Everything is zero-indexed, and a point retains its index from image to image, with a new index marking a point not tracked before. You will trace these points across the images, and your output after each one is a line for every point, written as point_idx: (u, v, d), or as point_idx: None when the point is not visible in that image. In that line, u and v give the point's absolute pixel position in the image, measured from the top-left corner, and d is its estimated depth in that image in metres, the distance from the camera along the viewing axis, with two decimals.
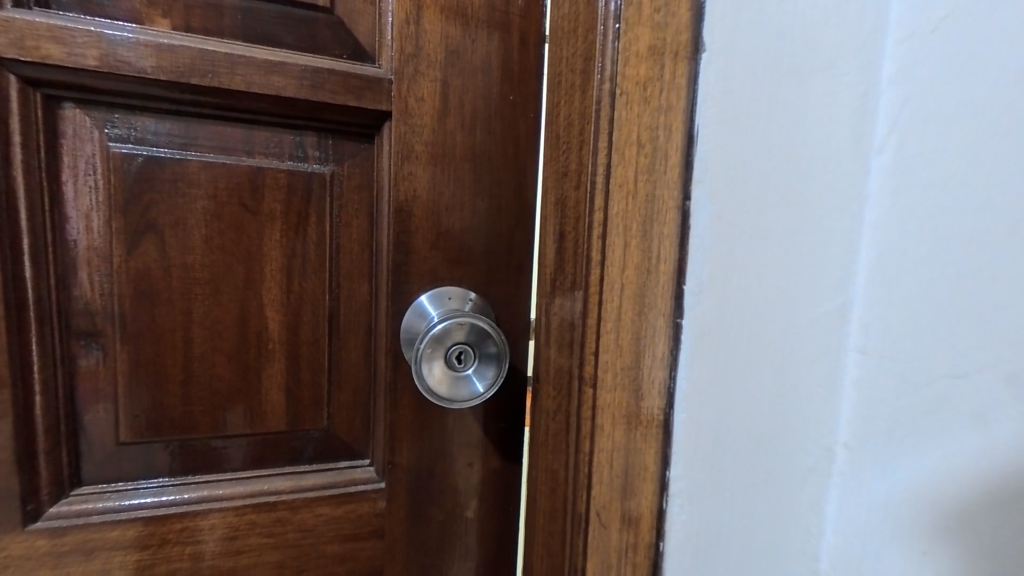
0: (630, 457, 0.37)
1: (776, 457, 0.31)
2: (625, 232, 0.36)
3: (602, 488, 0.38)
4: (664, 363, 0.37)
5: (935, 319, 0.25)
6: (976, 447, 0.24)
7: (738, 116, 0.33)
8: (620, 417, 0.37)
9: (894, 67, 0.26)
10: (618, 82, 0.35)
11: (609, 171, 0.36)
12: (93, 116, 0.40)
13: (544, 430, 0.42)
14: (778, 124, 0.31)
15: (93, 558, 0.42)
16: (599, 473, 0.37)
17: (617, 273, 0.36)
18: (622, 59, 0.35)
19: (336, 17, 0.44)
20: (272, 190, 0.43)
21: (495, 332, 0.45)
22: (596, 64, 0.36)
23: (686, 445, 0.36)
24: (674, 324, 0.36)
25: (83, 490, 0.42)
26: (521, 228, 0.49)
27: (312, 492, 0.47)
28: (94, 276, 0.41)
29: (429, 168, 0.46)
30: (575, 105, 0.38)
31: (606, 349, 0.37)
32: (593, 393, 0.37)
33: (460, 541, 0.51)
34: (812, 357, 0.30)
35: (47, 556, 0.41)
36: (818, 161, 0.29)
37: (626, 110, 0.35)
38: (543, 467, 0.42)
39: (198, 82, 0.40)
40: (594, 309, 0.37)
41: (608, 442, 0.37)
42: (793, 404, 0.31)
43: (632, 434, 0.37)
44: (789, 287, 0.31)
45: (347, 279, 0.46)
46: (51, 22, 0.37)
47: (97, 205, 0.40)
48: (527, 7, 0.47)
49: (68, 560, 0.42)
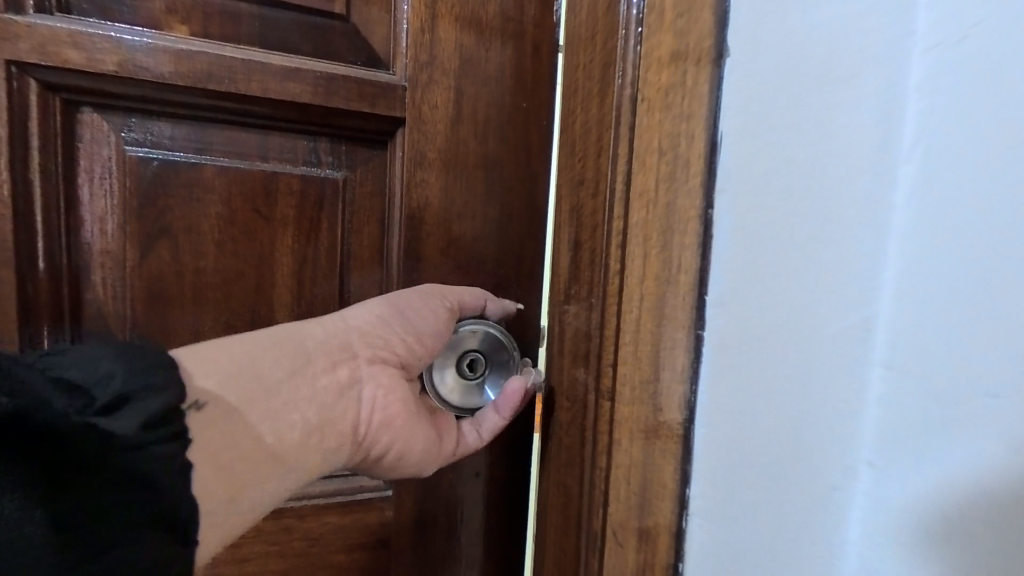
0: (648, 474, 0.35)
1: (794, 481, 0.29)
2: (646, 241, 0.35)
3: (618, 505, 0.36)
4: (683, 377, 0.34)
5: (949, 335, 0.23)
6: (980, 466, 0.22)
7: (755, 120, 0.30)
8: (638, 431, 0.35)
9: (920, 72, 0.24)
10: (638, 88, 0.35)
11: (629, 180, 0.35)
12: (111, 121, 0.40)
13: (557, 441, 0.42)
14: (799, 122, 0.28)
15: (388, 417, 0.40)
16: (616, 488, 0.37)
17: (636, 283, 0.35)
18: (644, 65, 0.35)
19: (352, 25, 0.44)
20: (285, 195, 0.43)
21: (508, 341, 0.42)
22: (616, 70, 0.36)
23: (704, 465, 0.33)
24: (696, 336, 0.34)
25: (328, 329, 0.39)
26: (532, 236, 0.48)
27: (318, 500, 0.46)
28: (106, 279, 0.41)
29: (441, 175, 0.46)
30: (592, 112, 0.39)
31: (624, 362, 0.36)
32: (611, 407, 0.37)
33: (467, 554, 0.49)
34: (834, 376, 0.27)
35: (347, 392, 0.39)
36: (839, 166, 0.27)
37: (647, 117, 0.34)
38: (554, 481, 0.42)
39: (215, 87, 0.40)
40: (611, 319, 0.37)
41: (626, 457, 0.36)
42: (810, 419, 0.28)
43: (650, 448, 0.35)
44: (796, 302, 0.29)
45: (357, 284, 0.46)
46: (71, 27, 0.37)
47: (112, 208, 0.40)
48: (541, 16, 0.47)
49: (369, 415, 0.39)
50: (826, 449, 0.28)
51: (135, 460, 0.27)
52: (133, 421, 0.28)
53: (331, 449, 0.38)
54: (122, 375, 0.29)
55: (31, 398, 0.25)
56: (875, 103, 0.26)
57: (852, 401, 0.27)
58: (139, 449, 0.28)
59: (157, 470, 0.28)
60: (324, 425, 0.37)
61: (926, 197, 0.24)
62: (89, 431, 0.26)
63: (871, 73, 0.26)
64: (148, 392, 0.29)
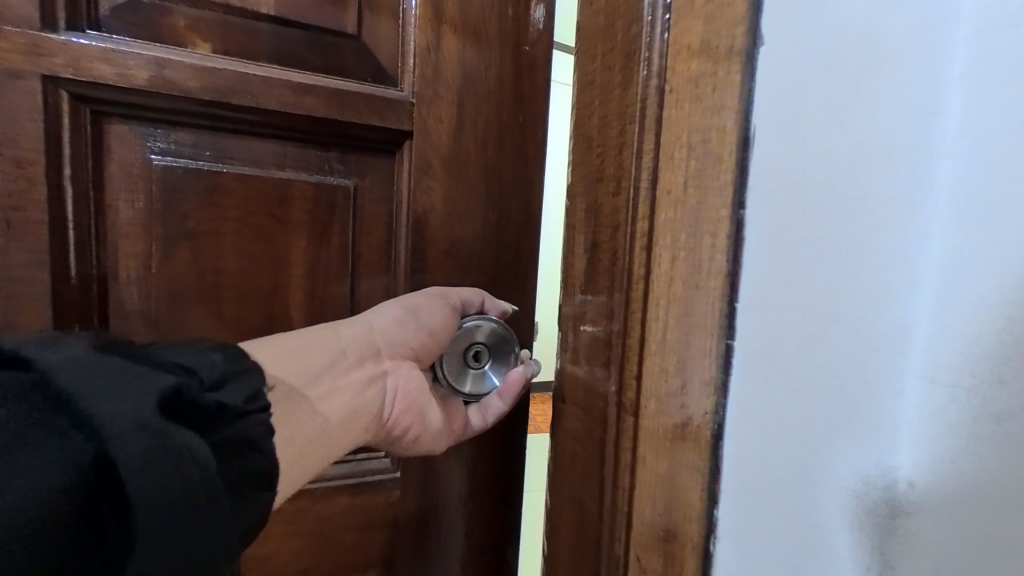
0: (673, 489, 0.32)
1: (823, 482, 0.30)
2: (673, 243, 0.31)
3: (642, 528, 0.32)
4: (712, 390, 0.30)
5: (972, 344, 0.26)
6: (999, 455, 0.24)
7: (785, 121, 0.28)
8: (663, 447, 0.32)
9: (967, 68, 0.26)
10: (665, 79, 0.30)
11: (655, 177, 0.31)
12: (138, 132, 0.43)
13: (571, 455, 0.38)
14: (842, 120, 0.28)
15: (408, 405, 0.43)
16: (640, 509, 0.32)
17: (663, 288, 0.31)
18: (672, 54, 0.30)
19: (362, 43, 0.48)
20: (300, 201, 0.47)
21: (510, 336, 0.45)
22: (641, 59, 0.32)
23: (733, 481, 0.31)
24: (725, 345, 0.30)
25: (362, 326, 0.43)
26: (527, 238, 0.53)
27: (332, 482, 0.50)
28: (131, 278, 0.43)
29: (445, 182, 0.50)
30: (613, 104, 0.34)
31: (649, 373, 0.32)
32: (635, 423, 0.32)
33: (467, 528, 0.54)
34: (873, 370, 0.29)
35: (372, 384, 0.42)
36: (881, 165, 0.28)
37: (674, 110, 0.30)
38: (567, 497, 0.38)
39: (237, 101, 0.44)
40: (636, 327, 0.32)
41: (651, 474, 0.32)
42: (847, 416, 0.29)
43: (676, 462, 0.31)
44: (826, 313, 0.29)
45: (366, 282, 0.50)
46: (102, 44, 0.40)
47: (138, 213, 0.43)
48: (536, 37, 0.51)
49: (392, 404, 0.43)
50: (863, 441, 0.29)
51: (239, 425, 0.29)
52: (237, 393, 0.30)
53: (361, 434, 0.41)
54: (219, 361, 0.30)
55: (160, 373, 0.26)
56: (912, 108, 0.27)
57: (891, 391, 0.29)
58: (248, 415, 0.30)
59: (261, 430, 0.30)
60: (357, 409, 0.41)
61: (960, 197, 0.26)
62: (211, 404, 0.27)
63: (905, 78, 0.27)
64: (238, 376, 0.31)
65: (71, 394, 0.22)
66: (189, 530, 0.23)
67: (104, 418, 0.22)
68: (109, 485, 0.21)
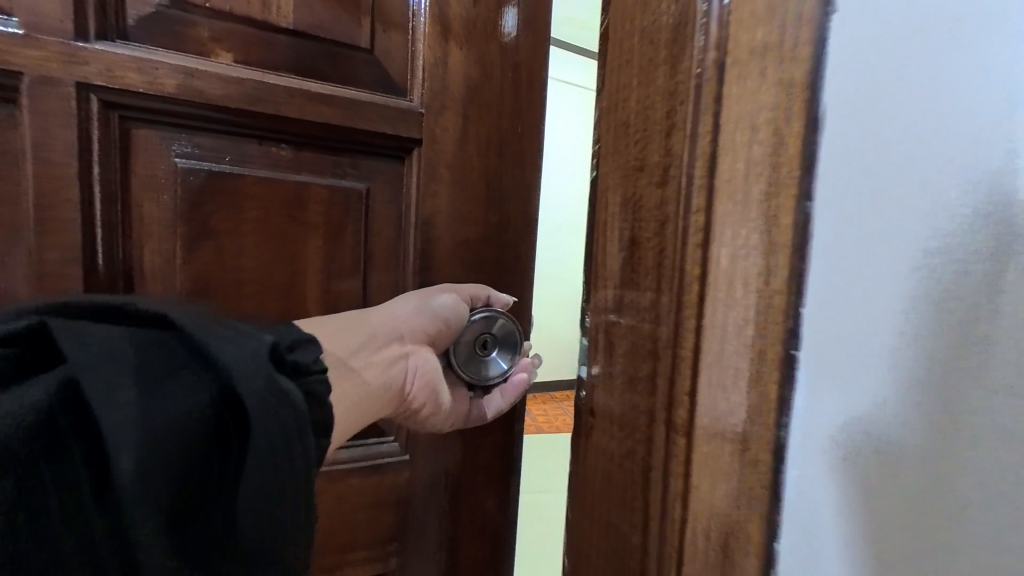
0: (731, 526, 0.27)
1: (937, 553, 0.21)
2: (734, 239, 0.27)
3: (691, 562, 0.29)
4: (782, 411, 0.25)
5: None
6: None
7: (875, 91, 0.22)
8: (721, 477, 0.28)
9: None
10: (724, 52, 0.27)
11: (711, 164, 0.27)
12: (163, 136, 0.45)
13: (602, 475, 0.35)
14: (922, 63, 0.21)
15: (426, 384, 0.47)
16: (691, 542, 0.29)
17: (721, 292, 0.27)
18: (732, 23, 0.26)
19: (374, 56, 0.51)
20: (316, 203, 0.50)
21: (518, 329, 0.50)
22: (695, 33, 0.28)
23: (799, 517, 0.25)
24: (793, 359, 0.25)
25: (387, 315, 0.45)
26: (524, 238, 0.58)
27: (345, 465, 0.53)
28: (156, 275, 0.46)
29: (451, 186, 0.54)
30: (658, 83, 0.30)
31: (702, 393, 0.28)
32: (687, 445, 0.29)
33: (469, 504, 0.59)
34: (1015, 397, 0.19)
35: (397, 362, 0.46)
36: (988, 101, 0.19)
37: (734, 86, 0.26)
38: (597, 521, 0.35)
39: (259, 109, 0.47)
40: (688, 337, 0.29)
41: (704, 505, 0.28)
42: (949, 460, 0.21)
43: (739, 496, 0.27)
44: (898, 316, 0.22)
45: (376, 279, 0.53)
46: (133, 53, 0.42)
47: (163, 213, 0.46)
48: (533, 55, 0.56)
49: (412, 382, 0.47)
50: (967, 500, 0.20)
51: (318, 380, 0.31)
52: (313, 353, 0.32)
53: (386, 407, 0.45)
54: (295, 329, 0.33)
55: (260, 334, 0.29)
56: None
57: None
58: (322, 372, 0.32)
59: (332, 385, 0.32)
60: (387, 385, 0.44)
61: None
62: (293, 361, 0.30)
63: None
64: (306, 339, 0.33)
65: (194, 342, 0.26)
66: (280, 466, 0.25)
67: (224, 362, 0.25)
68: (221, 419, 0.25)
